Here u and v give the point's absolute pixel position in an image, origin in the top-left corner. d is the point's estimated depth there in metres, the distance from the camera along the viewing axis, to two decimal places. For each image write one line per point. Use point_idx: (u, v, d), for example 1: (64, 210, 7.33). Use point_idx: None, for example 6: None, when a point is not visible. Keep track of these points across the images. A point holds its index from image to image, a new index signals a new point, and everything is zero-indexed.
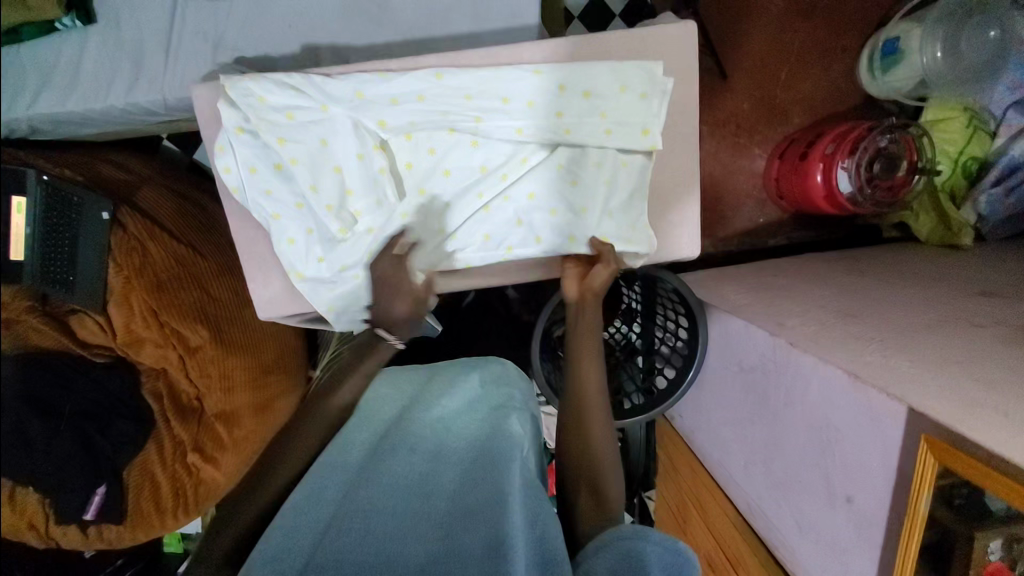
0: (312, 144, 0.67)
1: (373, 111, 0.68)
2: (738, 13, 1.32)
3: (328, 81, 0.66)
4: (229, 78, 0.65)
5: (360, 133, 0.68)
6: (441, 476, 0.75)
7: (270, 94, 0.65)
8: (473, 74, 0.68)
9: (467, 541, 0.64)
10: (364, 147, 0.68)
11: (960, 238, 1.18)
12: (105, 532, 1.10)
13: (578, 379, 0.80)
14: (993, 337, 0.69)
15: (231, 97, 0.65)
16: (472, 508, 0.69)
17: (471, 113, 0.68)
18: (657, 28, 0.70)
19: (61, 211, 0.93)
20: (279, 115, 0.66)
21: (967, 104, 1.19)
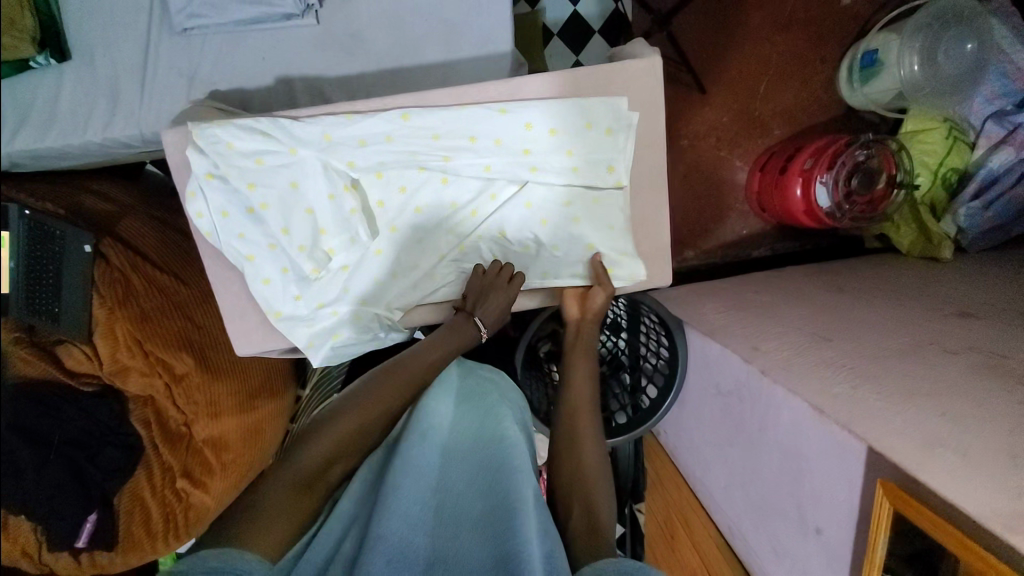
0: (283, 187, 0.68)
1: (342, 152, 0.68)
2: (719, 26, 1.32)
3: (295, 124, 0.67)
4: (195, 125, 0.65)
5: (330, 174, 0.69)
6: (452, 480, 0.69)
7: (238, 140, 0.65)
8: (439, 114, 0.68)
9: (479, 553, 0.59)
10: (334, 188, 0.69)
11: (940, 250, 1.17)
12: (97, 558, 1.12)
13: (569, 393, 0.81)
14: (960, 364, 0.70)
15: (199, 144, 0.65)
16: (485, 515, 0.63)
17: (440, 153, 0.70)
18: (624, 65, 0.71)
19: (42, 244, 0.91)
20: (248, 160, 0.66)
21: (947, 115, 1.19)
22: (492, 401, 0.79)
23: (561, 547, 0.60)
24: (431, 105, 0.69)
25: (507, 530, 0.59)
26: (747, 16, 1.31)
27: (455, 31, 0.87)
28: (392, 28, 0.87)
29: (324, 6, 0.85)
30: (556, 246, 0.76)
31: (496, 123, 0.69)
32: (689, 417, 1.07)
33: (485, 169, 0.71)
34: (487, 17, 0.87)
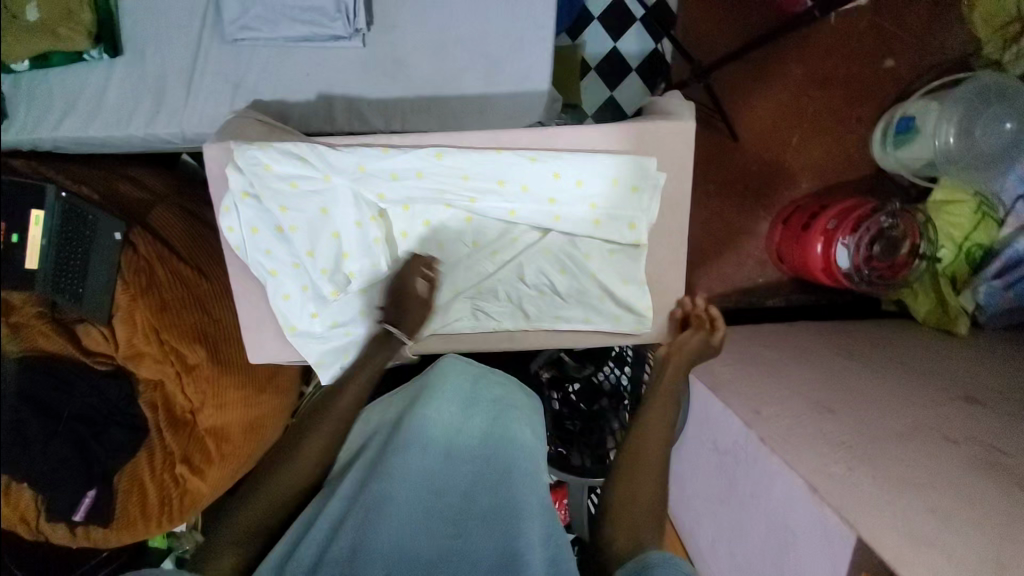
0: (313, 212, 0.70)
1: (373, 184, 0.70)
2: (757, 74, 1.32)
3: (332, 152, 0.69)
4: (235, 143, 0.68)
5: (359, 203, 0.70)
6: (451, 482, 0.70)
7: (276, 163, 0.67)
8: (471, 157, 0.70)
9: (480, 551, 0.64)
10: (362, 216, 0.71)
11: (956, 324, 1.16)
12: (92, 532, 1.15)
13: (650, 410, 0.77)
14: (960, 456, 0.70)
15: (239, 163, 0.68)
16: (485, 517, 0.67)
17: (467, 194, 0.71)
18: (656, 124, 0.72)
19: (77, 228, 0.97)
20: (282, 183, 0.68)
21: (978, 189, 1.17)
22: (498, 403, 0.78)
23: (563, 540, 0.67)
24: (465, 147, 0.71)
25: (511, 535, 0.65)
26: (786, 67, 1.31)
27: (495, 65, 0.89)
28: (435, 57, 0.89)
29: (372, 29, 0.88)
30: (571, 293, 0.77)
31: (526, 171, 0.70)
32: (683, 465, 1.07)
33: (509, 214, 0.72)
34: (528, 55, 0.89)
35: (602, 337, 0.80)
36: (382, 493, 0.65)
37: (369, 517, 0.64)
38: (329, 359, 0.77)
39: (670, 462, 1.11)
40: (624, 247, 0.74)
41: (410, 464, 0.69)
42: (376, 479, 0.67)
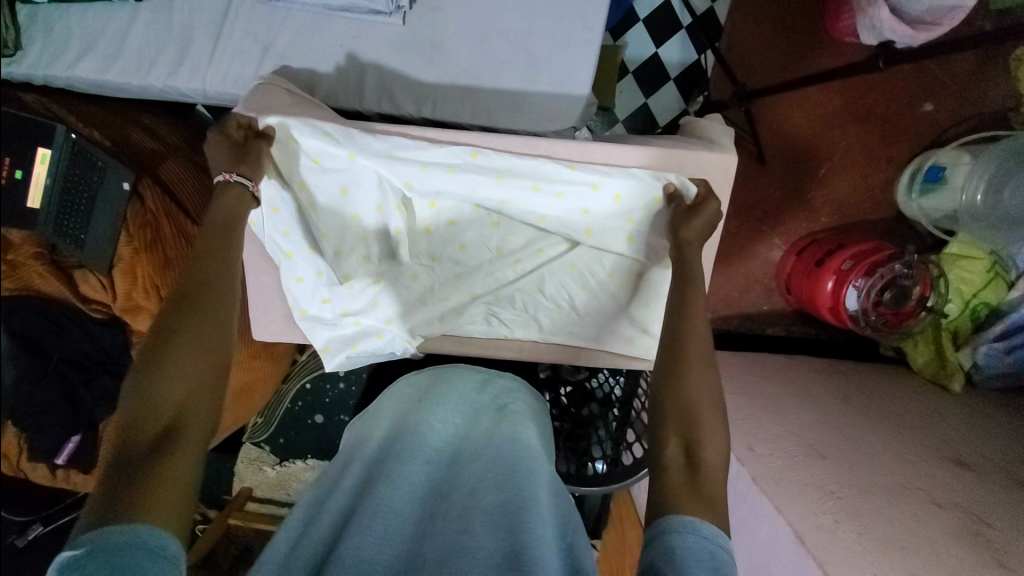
0: (334, 189, 0.69)
1: (402, 170, 0.67)
2: (792, 102, 1.29)
3: (364, 133, 0.66)
4: (265, 116, 0.66)
5: (384, 186, 0.69)
6: (456, 485, 0.64)
7: (300, 135, 0.65)
8: (507, 158, 0.67)
9: (485, 546, 0.54)
10: (385, 201, 0.70)
11: (951, 380, 1.17)
12: (72, 477, 1.14)
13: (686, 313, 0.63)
14: (946, 524, 0.71)
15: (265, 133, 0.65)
16: (492, 511, 0.58)
17: (497, 196, 0.69)
18: (698, 154, 0.71)
19: (84, 171, 0.95)
20: (307, 159, 0.67)
21: (995, 249, 1.16)
22: (504, 410, 0.74)
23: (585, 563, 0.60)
24: (501, 147, 0.69)
25: (517, 526, 0.55)
26: (823, 98, 1.29)
27: (536, 62, 0.86)
28: (475, 45, 0.86)
29: (414, 7, 0.84)
30: (586, 309, 0.77)
31: (561, 180, 0.68)
32: None
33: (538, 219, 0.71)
34: (571, 55, 0.86)
35: (611, 357, 0.80)
36: (383, 500, 0.60)
37: (371, 521, 0.57)
38: (336, 347, 0.76)
39: None
40: (649, 270, 0.74)
41: (412, 471, 0.64)
42: (379, 484, 0.62)
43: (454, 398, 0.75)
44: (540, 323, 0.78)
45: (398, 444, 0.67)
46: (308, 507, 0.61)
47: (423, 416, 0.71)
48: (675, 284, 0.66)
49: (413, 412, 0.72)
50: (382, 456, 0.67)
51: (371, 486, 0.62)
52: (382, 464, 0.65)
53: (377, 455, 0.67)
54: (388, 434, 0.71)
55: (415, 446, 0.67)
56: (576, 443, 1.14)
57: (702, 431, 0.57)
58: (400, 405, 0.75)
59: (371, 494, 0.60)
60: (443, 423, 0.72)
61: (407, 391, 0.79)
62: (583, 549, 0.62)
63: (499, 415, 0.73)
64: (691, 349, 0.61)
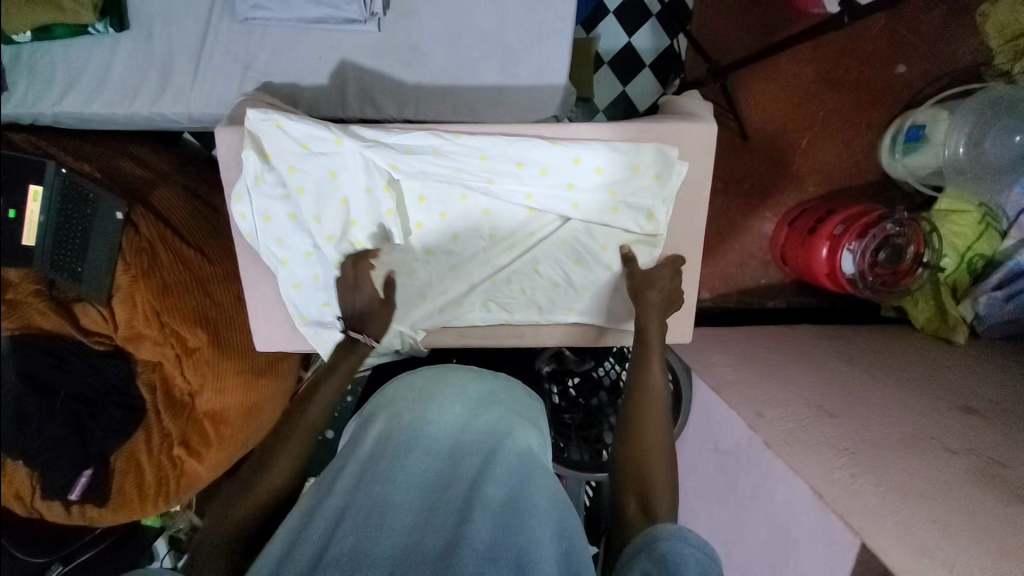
0: (323, 174, 0.67)
1: (389, 154, 0.67)
2: (769, 74, 1.30)
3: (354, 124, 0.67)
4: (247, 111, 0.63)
5: (371, 170, 0.68)
6: (457, 479, 0.63)
7: (287, 120, 0.63)
8: (490, 137, 0.69)
9: (488, 539, 0.56)
10: (373, 184, 0.69)
11: (955, 332, 1.18)
12: (87, 511, 1.14)
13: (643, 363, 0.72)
14: (961, 468, 0.71)
15: (249, 126, 0.64)
16: (493, 507, 0.60)
17: (481, 176, 0.70)
18: (676, 124, 0.71)
19: (77, 205, 0.94)
20: (293, 143, 0.64)
21: (983, 200, 1.17)
22: (504, 409, 0.74)
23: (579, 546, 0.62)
24: (483, 130, 0.70)
25: (520, 523, 0.59)
26: (800, 68, 1.30)
27: (511, 55, 0.87)
28: (451, 45, 0.87)
29: (387, 13, 0.86)
30: (586, 288, 0.77)
31: (545, 154, 0.69)
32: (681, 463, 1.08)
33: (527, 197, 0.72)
34: (546, 46, 0.87)
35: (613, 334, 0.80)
36: (380, 497, 0.59)
37: (368, 518, 0.57)
38: (340, 350, 0.76)
39: None
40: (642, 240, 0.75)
41: (409, 466, 0.63)
42: (373, 483, 0.61)
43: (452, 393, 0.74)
44: (541, 305, 0.78)
45: (396, 440, 0.66)
46: (304, 511, 0.61)
47: (421, 413, 0.70)
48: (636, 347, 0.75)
49: (412, 408, 0.71)
50: (379, 453, 0.66)
51: (366, 483, 0.61)
52: (379, 463, 0.64)
53: (373, 453, 0.66)
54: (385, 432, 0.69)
55: (412, 442, 0.66)
56: (585, 434, 1.15)
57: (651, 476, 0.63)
58: (398, 401, 0.73)
59: (365, 492, 0.60)
60: (442, 417, 0.70)
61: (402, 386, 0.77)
62: (579, 537, 0.64)
63: (496, 410, 0.74)
64: (645, 399, 0.70)
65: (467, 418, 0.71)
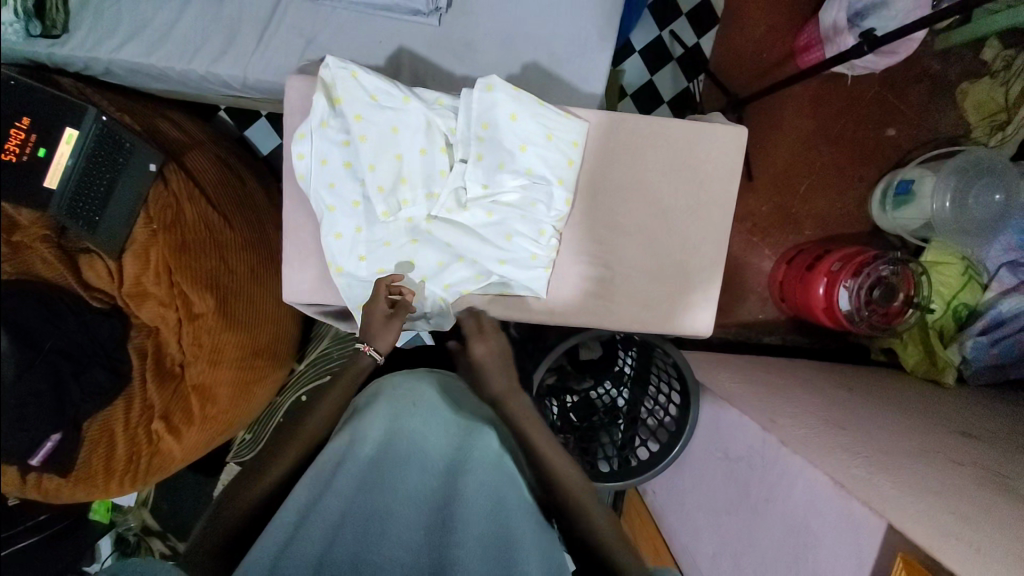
0: (384, 127, 0.70)
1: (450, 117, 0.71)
2: (775, 124, 1.42)
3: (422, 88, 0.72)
4: (327, 59, 0.68)
5: (431, 130, 0.72)
6: (454, 499, 0.60)
7: (363, 71, 0.68)
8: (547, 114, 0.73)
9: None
10: (430, 144, 0.72)
11: (944, 374, 1.24)
12: (44, 483, 1.05)
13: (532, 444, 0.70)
14: (970, 476, 0.72)
15: (326, 73, 0.68)
16: (486, 541, 0.57)
17: (520, 139, 0.72)
18: (715, 126, 0.78)
19: (111, 153, 0.96)
20: (364, 93, 0.69)
21: (965, 254, 1.27)
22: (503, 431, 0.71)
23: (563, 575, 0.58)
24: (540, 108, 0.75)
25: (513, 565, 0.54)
26: (802, 122, 1.42)
27: (557, 61, 0.94)
28: (502, 45, 0.94)
29: (449, 11, 0.93)
30: (617, 271, 0.80)
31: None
32: (683, 480, 1.07)
33: (567, 164, 0.74)
34: (589, 57, 0.95)
35: (640, 323, 0.81)
36: (382, 508, 0.59)
37: (369, 528, 0.57)
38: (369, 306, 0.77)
39: (670, 474, 1.11)
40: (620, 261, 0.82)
41: (408, 483, 0.61)
42: (376, 492, 0.60)
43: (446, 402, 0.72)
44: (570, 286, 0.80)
45: (395, 451, 0.64)
46: (300, 504, 0.59)
47: (421, 423, 0.68)
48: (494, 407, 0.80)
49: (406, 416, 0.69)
50: (380, 456, 0.63)
51: (368, 491, 0.59)
52: (379, 466, 0.62)
53: (373, 454, 0.63)
54: (387, 428, 0.66)
55: (411, 454, 0.64)
56: (583, 454, 1.13)
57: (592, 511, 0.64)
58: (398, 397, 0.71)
59: (367, 500, 0.59)
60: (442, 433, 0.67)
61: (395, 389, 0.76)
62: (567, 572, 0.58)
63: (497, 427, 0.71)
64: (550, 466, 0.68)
65: (464, 434, 0.68)
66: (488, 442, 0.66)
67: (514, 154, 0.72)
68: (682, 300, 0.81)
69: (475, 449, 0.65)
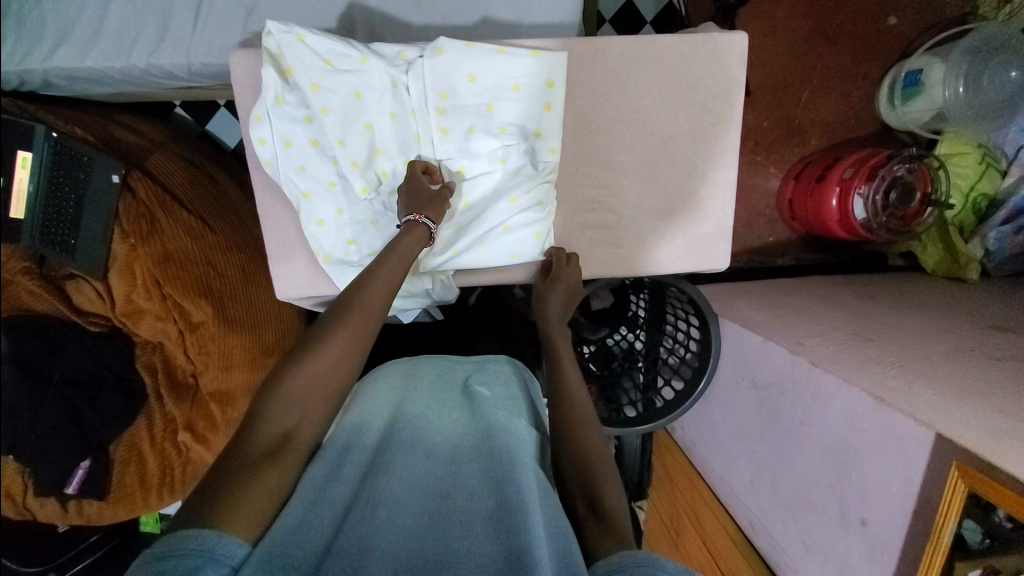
0: (346, 94, 0.63)
1: (416, 73, 0.64)
2: (766, 29, 1.32)
3: (379, 42, 0.65)
4: (268, 25, 0.61)
5: (397, 91, 0.65)
6: (460, 482, 0.62)
7: (310, 33, 0.60)
8: (522, 52, 0.65)
9: (488, 555, 0.54)
10: (400, 107, 0.66)
11: (966, 271, 1.19)
12: (85, 508, 1.07)
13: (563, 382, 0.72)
14: (1011, 372, 0.70)
15: (270, 42, 0.61)
16: (494, 519, 0.58)
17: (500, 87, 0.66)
18: (708, 36, 0.71)
19: (69, 170, 0.90)
20: (317, 59, 0.62)
21: (981, 141, 1.19)
22: (512, 404, 0.72)
23: (575, 544, 0.57)
24: (514, 44, 0.67)
25: (522, 531, 0.55)
26: (796, 21, 1.32)
27: None
28: None
29: None
30: (621, 214, 0.75)
31: (560, 73, 0.66)
32: (711, 413, 1.06)
33: (547, 108, 0.68)
34: None
35: (650, 266, 0.77)
36: (387, 494, 0.58)
37: (373, 517, 0.56)
38: None
39: (698, 410, 1.10)
40: (628, 208, 0.75)
41: (414, 467, 0.62)
42: (381, 479, 0.60)
43: (445, 388, 0.74)
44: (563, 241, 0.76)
45: (396, 438, 0.65)
46: (306, 492, 0.57)
47: (422, 408, 0.70)
48: (547, 363, 0.75)
49: (411, 401, 0.70)
50: (384, 445, 0.65)
51: (373, 478, 0.60)
52: (382, 455, 0.63)
53: (377, 445, 0.65)
54: (389, 422, 0.68)
55: (415, 439, 0.65)
56: (607, 403, 1.13)
57: (601, 478, 0.64)
58: (397, 389, 0.73)
59: (371, 487, 0.59)
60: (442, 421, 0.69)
61: (408, 368, 0.77)
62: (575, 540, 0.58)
63: (501, 403, 0.72)
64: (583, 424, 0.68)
65: (466, 417, 0.70)
66: (489, 421, 0.68)
67: (490, 104, 0.66)
68: (692, 234, 0.76)
69: (480, 427, 0.68)
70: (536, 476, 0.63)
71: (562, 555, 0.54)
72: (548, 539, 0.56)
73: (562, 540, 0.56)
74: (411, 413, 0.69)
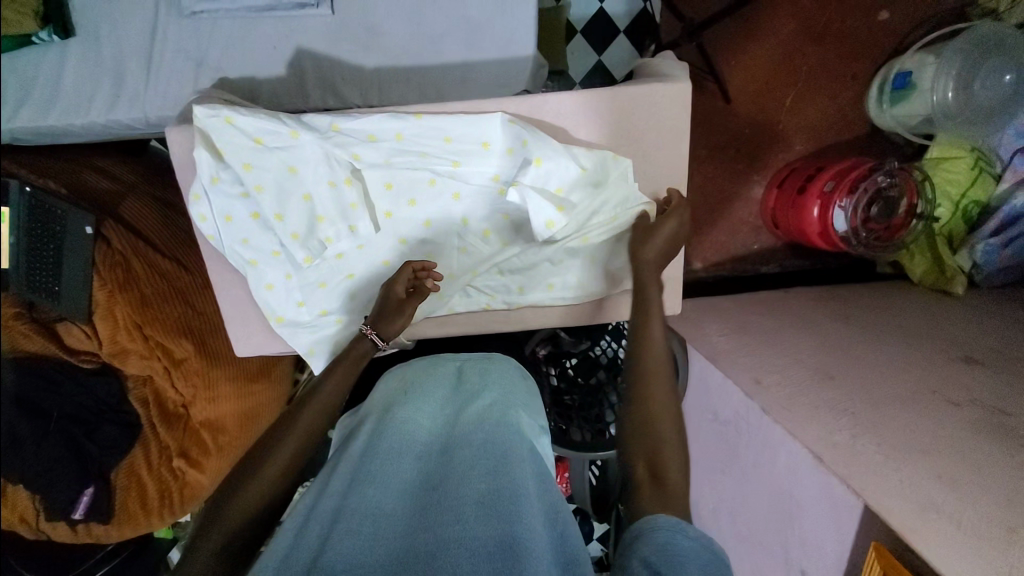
0: (279, 169, 0.64)
1: (346, 144, 0.65)
2: (746, 32, 1.26)
3: (307, 114, 0.64)
4: (195, 110, 0.62)
5: (331, 162, 0.65)
6: (450, 473, 0.62)
7: (237, 116, 0.61)
8: (453, 116, 0.65)
9: (480, 539, 0.54)
10: (335, 176, 0.66)
11: (953, 284, 1.14)
12: (93, 529, 1.12)
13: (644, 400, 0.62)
14: (964, 420, 0.69)
15: (201, 125, 0.62)
16: (485, 503, 0.58)
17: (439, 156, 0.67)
18: (649, 87, 0.68)
19: (45, 223, 0.91)
20: (247, 139, 0.62)
21: (975, 144, 1.14)
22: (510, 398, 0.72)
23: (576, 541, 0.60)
24: (449, 110, 0.67)
25: (513, 522, 0.56)
26: (778, 23, 1.26)
27: (474, 28, 0.84)
28: (409, 21, 0.83)
29: None
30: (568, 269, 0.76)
31: (589, 160, 0.68)
32: None
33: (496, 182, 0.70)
34: (508, 18, 0.83)
35: None
36: (374, 502, 0.59)
37: (363, 523, 0.57)
38: (320, 349, 0.76)
39: None
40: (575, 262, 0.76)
41: (402, 467, 0.63)
42: (367, 484, 0.61)
43: (431, 389, 0.74)
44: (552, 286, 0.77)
45: (382, 445, 0.66)
46: (300, 515, 0.60)
47: (408, 410, 0.70)
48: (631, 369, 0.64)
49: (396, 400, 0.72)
50: (370, 450, 0.66)
51: (360, 485, 0.61)
52: (369, 461, 0.64)
53: (365, 451, 0.66)
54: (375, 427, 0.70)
55: (404, 443, 0.66)
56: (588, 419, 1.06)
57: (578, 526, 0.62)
58: (389, 392, 0.75)
59: (359, 495, 0.59)
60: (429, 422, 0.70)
61: (398, 376, 0.77)
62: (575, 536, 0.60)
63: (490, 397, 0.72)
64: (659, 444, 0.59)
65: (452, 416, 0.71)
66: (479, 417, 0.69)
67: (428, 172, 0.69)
68: None
69: (466, 425, 0.68)
70: (525, 464, 0.64)
71: (560, 543, 0.58)
72: (545, 533, 0.58)
73: (559, 539, 0.58)
74: (396, 417, 0.69)
